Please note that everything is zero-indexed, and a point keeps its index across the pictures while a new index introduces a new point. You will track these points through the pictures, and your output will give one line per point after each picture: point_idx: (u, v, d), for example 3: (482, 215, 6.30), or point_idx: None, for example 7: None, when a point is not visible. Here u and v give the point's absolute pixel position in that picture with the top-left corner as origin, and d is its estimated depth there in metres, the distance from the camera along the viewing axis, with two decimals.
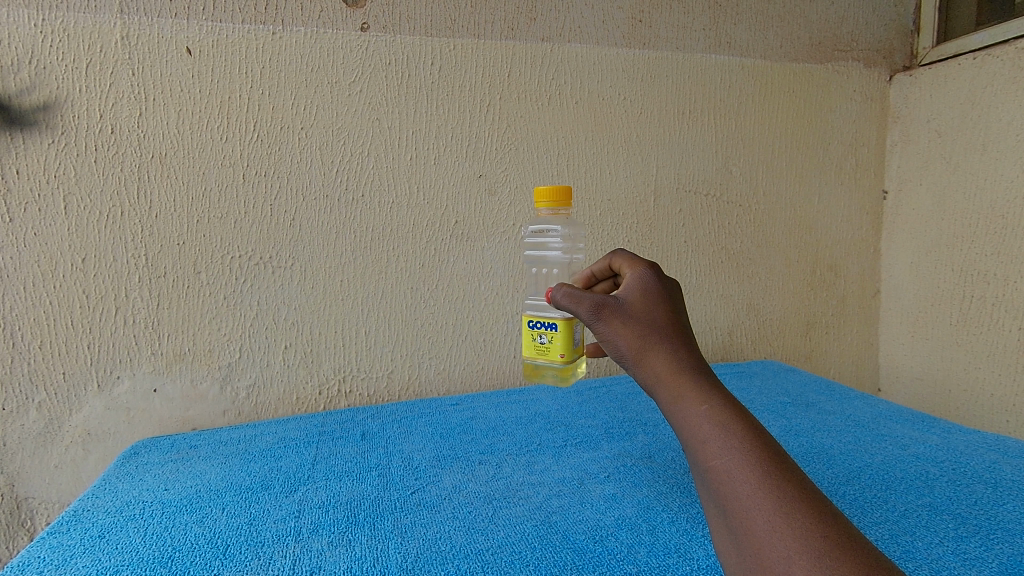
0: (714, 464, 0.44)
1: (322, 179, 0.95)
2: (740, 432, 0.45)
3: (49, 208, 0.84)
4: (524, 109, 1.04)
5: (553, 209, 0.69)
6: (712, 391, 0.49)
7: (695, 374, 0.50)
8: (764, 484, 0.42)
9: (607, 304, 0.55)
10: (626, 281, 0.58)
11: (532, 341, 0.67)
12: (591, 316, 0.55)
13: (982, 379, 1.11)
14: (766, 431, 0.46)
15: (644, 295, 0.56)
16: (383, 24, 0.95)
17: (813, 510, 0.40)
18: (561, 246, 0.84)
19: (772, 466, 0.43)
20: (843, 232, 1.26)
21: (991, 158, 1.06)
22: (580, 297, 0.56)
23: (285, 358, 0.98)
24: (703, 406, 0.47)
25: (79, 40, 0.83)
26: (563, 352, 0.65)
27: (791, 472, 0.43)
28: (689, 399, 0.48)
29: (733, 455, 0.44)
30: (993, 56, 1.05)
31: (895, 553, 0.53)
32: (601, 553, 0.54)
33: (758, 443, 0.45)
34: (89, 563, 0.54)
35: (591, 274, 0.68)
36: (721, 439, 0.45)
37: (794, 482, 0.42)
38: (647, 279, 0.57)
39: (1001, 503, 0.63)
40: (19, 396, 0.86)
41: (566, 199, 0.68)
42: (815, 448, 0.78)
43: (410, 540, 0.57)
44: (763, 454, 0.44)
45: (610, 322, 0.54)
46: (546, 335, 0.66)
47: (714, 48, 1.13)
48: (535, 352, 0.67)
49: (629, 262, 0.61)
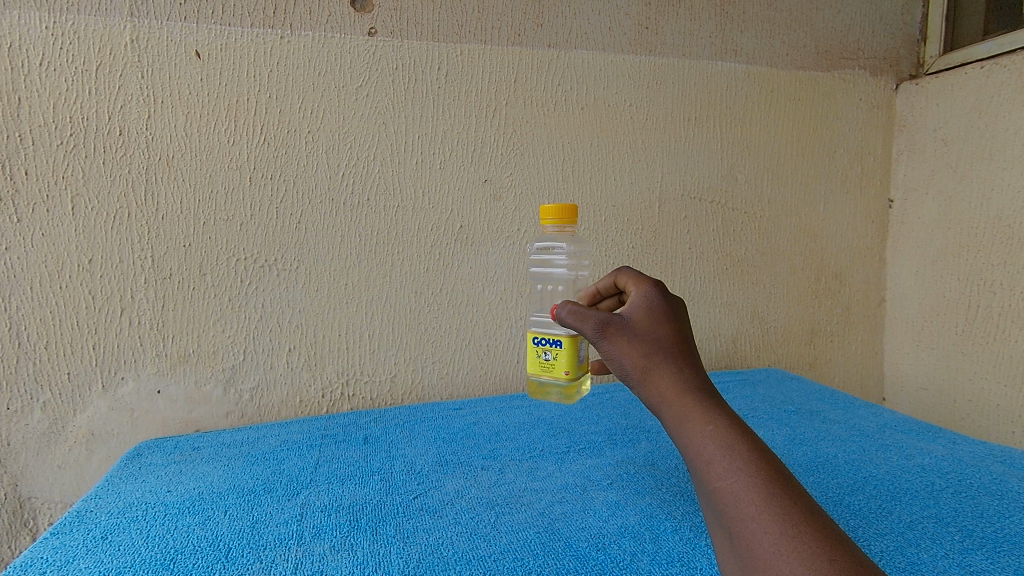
0: (719, 485, 0.44)
1: (328, 183, 0.95)
2: (745, 453, 0.45)
3: (56, 209, 0.85)
4: (530, 115, 1.04)
5: (559, 227, 0.69)
6: (716, 411, 0.49)
7: (699, 394, 0.50)
8: (770, 505, 0.41)
9: (612, 323, 0.55)
10: (631, 298, 0.58)
11: (536, 358, 0.67)
12: (595, 334, 0.55)
13: (987, 389, 1.10)
14: (771, 453, 0.46)
15: (649, 313, 0.56)
16: (390, 29, 0.96)
17: (819, 533, 0.40)
18: (565, 262, 0.85)
19: (778, 488, 0.43)
20: (848, 240, 1.26)
21: (997, 167, 1.06)
22: (584, 315, 0.56)
23: (289, 361, 0.98)
24: (708, 426, 0.47)
25: (89, 43, 0.84)
26: (567, 369, 0.65)
27: (796, 495, 0.42)
28: (693, 419, 0.48)
29: (738, 476, 0.44)
30: (1000, 65, 1.05)
31: (900, 565, 0.53)
32: (605, 562, 0.54)
33: (763, 464, 0.44)
34: (91, 564, 0.54)
35: (595, 290, 0.68)
36: (726, 460, 0.45)
37: (799, 505, 0.42)
38: (652, 296, 0.57)
39: (1007, 515, 0.62)
40: (24, 395, 0.87)
41: (571, 216, 0.68)
42: (819, 458, 0.77)
43: (413, 546, 0.57)
44: (768, 475, 0.44)
45: (615, 339, 0.54)
46: (551, 352, 0.65)
47: (720, 55, 1.14)
48: (539, 368, 0.67)
49: (634, 278, 0.61)
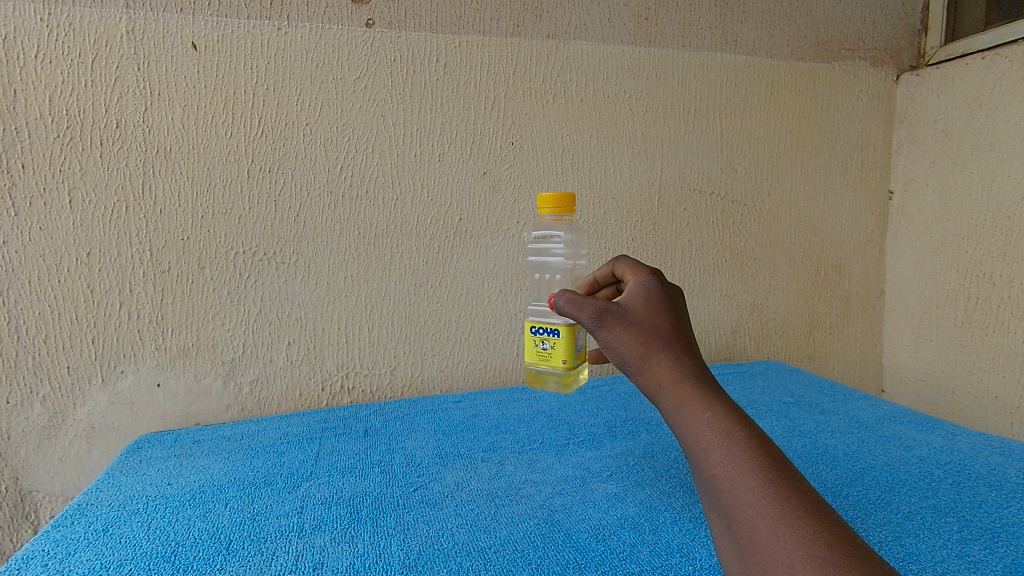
0: (716, 473, 0.44)
1: (326, 175, 0.95)
2: (743, 440, 0.45)
3: (54, 202, 0.85)
4: (529, 106, 1.03)
5: (557, 216, 0.69)
6: (714, 399, 0.49)
7: (697, 382, 0.50)
8: (768, 492, 0.42)
9: (610, 311, 0.55)
10: (629, 287, 0.58)
11: (534, 347, 0.67)
12: (593, 323, 0.55)
13: (986, 381, 1.11)
14: (769, 440, 0.46)
15: (647, 301, 0.55)
16: (388, 20, 0.95)
17: (817, 519, 0.40)
18: (563, 253, 0.85)
19: (776, 475, 0.43)
20: (848, 232, 1.25)
21: (998, 159, 1.05)
22: (582, 304, 0.56)
23: (289, 354, 0.98)
24: (706, 413, 0.47)
25: (85, 35, 0.83)
26: (565, 358, 0.65)
27: (794, 481, 0.43)
28: (692, 407, 0.48)
29: (736, 463, 0.44)
30: (1001, 56, 1.04)
31: (898, 555, 0.53)
32: (604, 552, 0.54)
33: (761, 451, 0.45)
34: (92, 557, 0.54)
35: (594, 280, 0.68)
36: (724, 447, 0.45)
37: (797, 492, 0.42)
38: (649, 285, 0.57)
39: (1005, 505, 0.62)
40: (23, 390, 0.87)
41: (569, 205, 0.68)
42: (819, 449, 0.78)
43: (413, 537, 0.57)
44: (766, 462, 0.44)
45: (613, 328, 0.54)
46: (549, 341, 0.65)
47: (720, 46, 1.13)
48: (537, 358, 0.67)
49: (632, 267, 0.61)
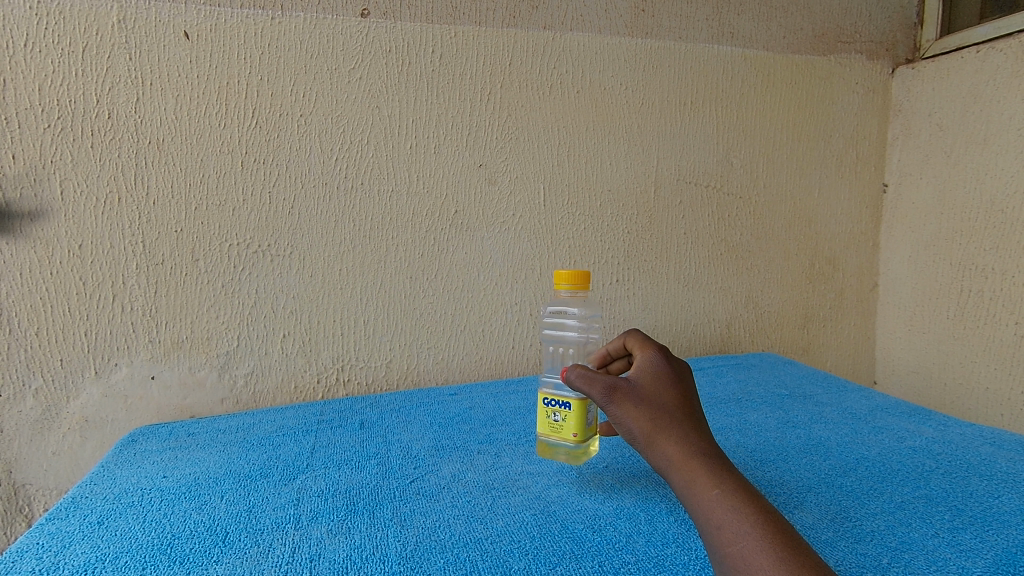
0: (730, 550, 0.44)
1: (321, 167, 0.94)
2: (753, 516, 0.45)
3: (45, 193, 0.83)
4: (525, 98, 1.03)
5: (573, 293, 0.66)
6: (724, 476, 0.50)
7: (706, 459, 0.51)
8: (780, 569, 0.41)
9: (619, 387, 0.56)
10: (637, 364, 0.60)
11: (545, 418, 0.63)
12: (603, 399, 0.56)
13: (978, 373, 1.12)
14: (780, 517, 0.46)
15: (655, 379, 0.57)
16: (383, 11, 0.94)
17: None
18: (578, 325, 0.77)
19: (787, 552, 0.42)
20: (842, 225, 1.26)
21: (991, 152, 1.06)
22: (593, 378, 0.57)
23: (284, 347, 0.98)
24: (715, 490, 0.48)
25: (75, 23, 0.82)
26: (576, 432, 0.62)
27: (807, 559, 0.42)
28: (701, 484, 0.49)
29: (747, 539, 0.44)
30: (995, 50, 1.04)
31: (891, 544, 0.54)
32: (600, 543, 0.54)
33: (772, 527, 0.45)
34: (88, 549, 0.53)
35: (606, 352, 0.67)
36: (735, 524, 0.45)
37: (809, 568, 0.41)
38: (656, 362, 0.59)
39: (996, 495, 0.63)
40: (15, 382, 0.86)
41: (584, 282, 0.65)
42: (813, 440, 0.78)
43: (409, 528, 0.57)
44: (777, 539, 0.43)
45: (622, 404, 0.55)
46: (560, 413, 0.62)
47: (716, 38, 1.13)
48: (548, 429, 0.63)
49: (640, 342, 0.63)
